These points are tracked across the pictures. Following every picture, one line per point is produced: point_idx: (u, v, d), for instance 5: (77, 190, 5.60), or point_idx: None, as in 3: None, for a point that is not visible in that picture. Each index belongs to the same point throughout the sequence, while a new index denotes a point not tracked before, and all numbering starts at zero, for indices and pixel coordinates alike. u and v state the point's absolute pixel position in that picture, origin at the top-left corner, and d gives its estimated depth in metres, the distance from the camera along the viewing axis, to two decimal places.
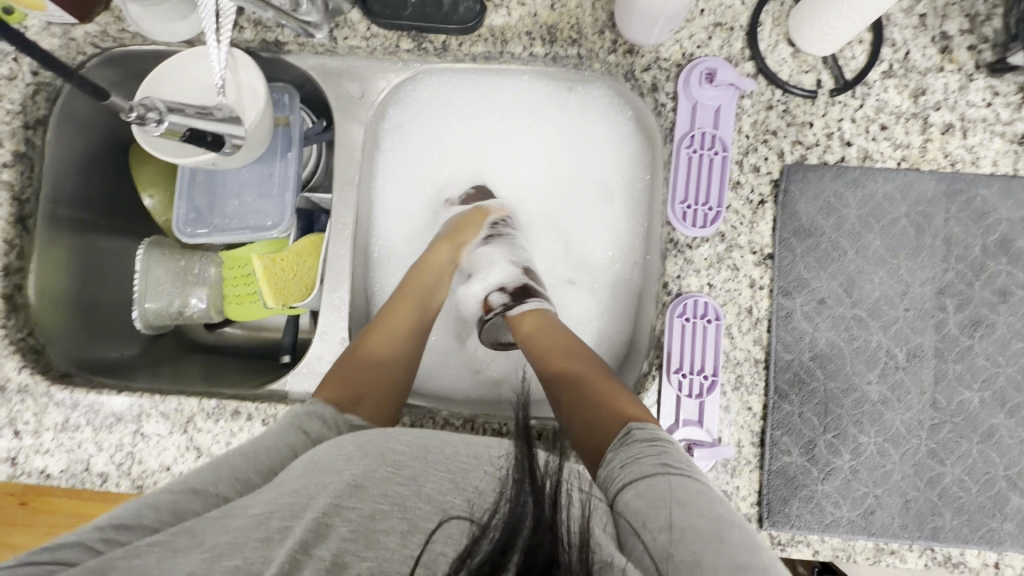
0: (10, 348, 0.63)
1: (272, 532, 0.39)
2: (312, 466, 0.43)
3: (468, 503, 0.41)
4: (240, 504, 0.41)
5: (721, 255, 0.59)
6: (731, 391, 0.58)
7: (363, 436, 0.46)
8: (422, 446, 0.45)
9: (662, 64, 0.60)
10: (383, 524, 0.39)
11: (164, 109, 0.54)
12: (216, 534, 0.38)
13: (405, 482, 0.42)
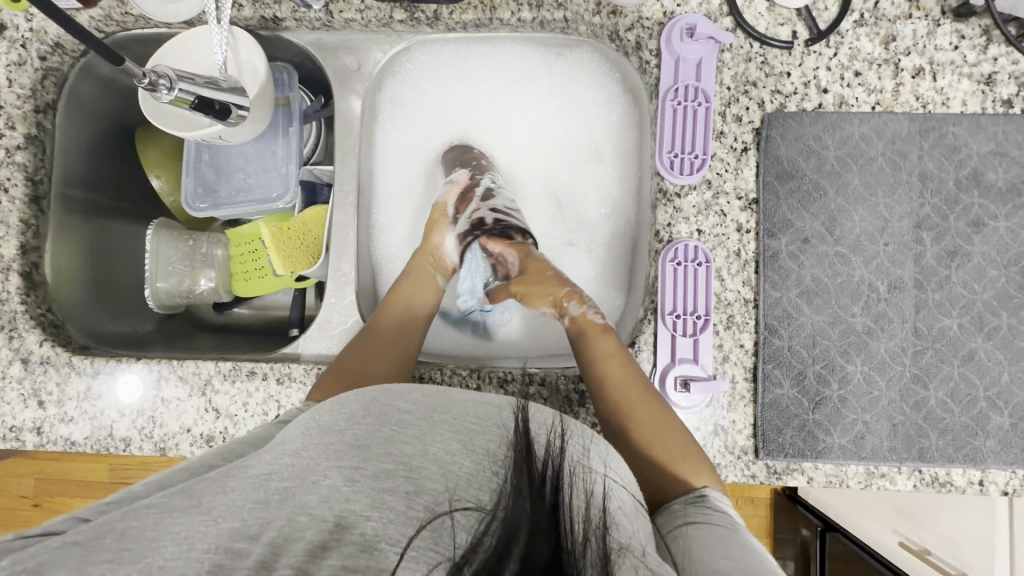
0: (31, 322, 0.65)
1: (270, 495, 0.36)
2: (313, 425, 0.40)
3: (478, 467, 0.37)
4: (240, 466, 0.39)
5: (708, 202, 0.62)
6: (723, 330, 0.61)
7: (365, 393, 0.42)
8: (430, 406, 0.41)
9: (644, 24, 0.62)
10: (389, 483, 0.35)
11: (174, 78, 0.57)
12: (213, 494, 0.36)
13: (411, 441, 0.37)
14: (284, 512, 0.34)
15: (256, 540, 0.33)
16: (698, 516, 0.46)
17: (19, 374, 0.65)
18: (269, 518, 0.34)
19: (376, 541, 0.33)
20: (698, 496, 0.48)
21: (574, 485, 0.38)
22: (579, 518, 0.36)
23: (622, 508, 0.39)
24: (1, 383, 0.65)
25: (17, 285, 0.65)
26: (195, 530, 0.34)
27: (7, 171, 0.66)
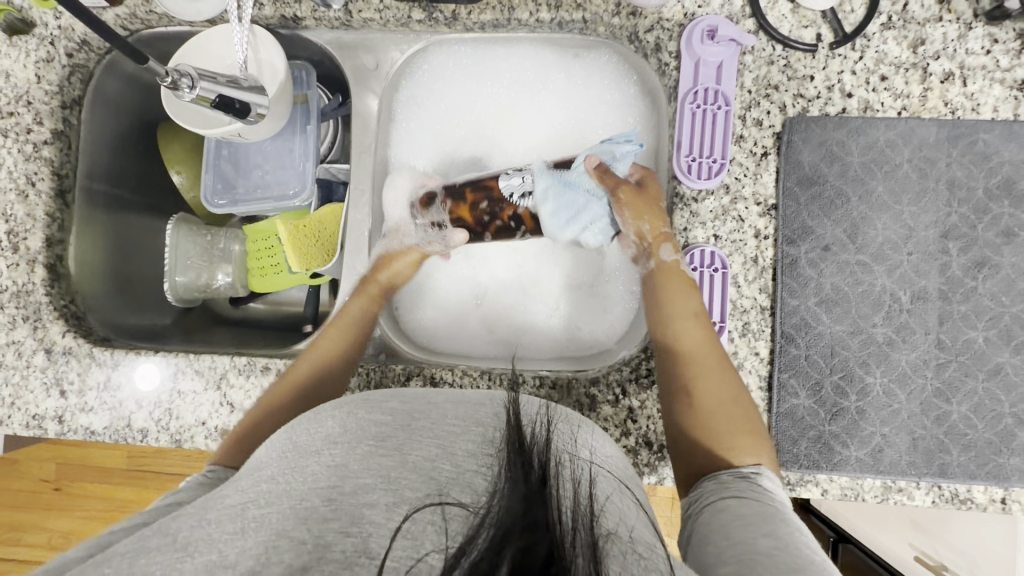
0: (55, 314, 0.67)
1: (247, 522, 0.35)
2: (290, 445, 0.41)
3: (457, 470, 0.38)
4: (217, 497, 0.39)
5: (726, 207, 0.61)
6: (738, 338, 0.60)
7: (343, 407, 0.43)
8: (408, 414, 0.43)
9: (665, 25, 0.62)
10: (369, 498, 0.36)
11: (195, 76, 0.58)
12: (189, 529, 0.36)
13: (389, 454, 0.38)
14: (262, 536, 0.34)
15: (233, 568, 0.33)
16: (745, 492, 0.45)
17: (43, 364, 0.66)
18: (245, 545, 0.34)
19: (358, 556, 0.33)
20: (750, 472, 0.47)
21: (562, 479, 0.38)
22: (566, 510, 0.35)
23: (608, 495, 0.39)
24: (25, 372, 0.66)
25: (42, 278, 0.67)
26: (173, 567, 0.33)
27: (34, 166, 0.67)
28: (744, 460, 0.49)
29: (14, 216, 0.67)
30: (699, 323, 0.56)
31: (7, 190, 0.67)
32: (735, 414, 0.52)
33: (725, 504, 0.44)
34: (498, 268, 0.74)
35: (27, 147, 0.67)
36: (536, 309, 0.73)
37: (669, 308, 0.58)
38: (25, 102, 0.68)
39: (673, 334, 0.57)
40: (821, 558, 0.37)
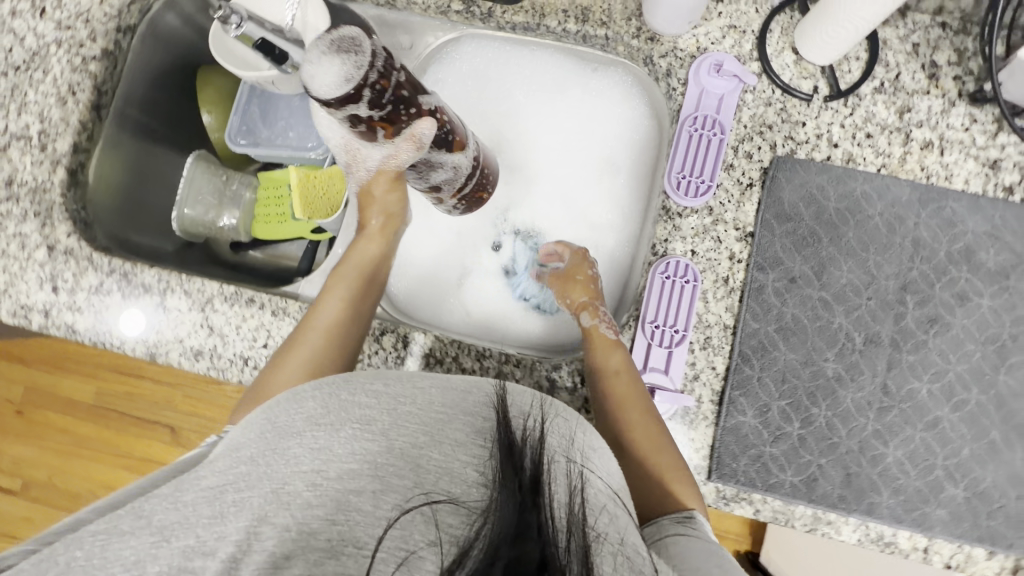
0: (65, 214, 0.70)
1: (225, 507, 0.37)
2: (269, 427, 0.42)
3: (446, 459, 0.40)
4: (192, 478, 0.40)
5: (707, 226, 0.65)
6: (698, 349, 0.63)
7: (323, 388, 0.44)
8: (391, 399, 0.43)
9: (678, 54, 0.67)
10: (356, 484, 0.38)
11: (245, 16, 0.63)
12: (163, 511, 0.37)
13: (375, 439, 0.40)
14: (240, 521, 0.36)
15: (211, 556, 0.35)
16: (683, 529, 0.49)
17: (43, 259, 0.70)
18: (225, 530, 0.36)
19: (343, 545, 0.36)
20: (688, 515, 0.51)
21: (557, 477, 0.41)
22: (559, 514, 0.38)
23: (601, 492, 0.42)
24: (24, 263, 0.69)
25: (62, 180, 0.71)
26: (145, 554, 0.35)
27: (77, 77, 0.72)
28: (687, 504, 0.53)
29: (49, 119, 0.72)
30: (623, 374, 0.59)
31: (49, 94, 0.72)
32: (670, 464, 0.56)
33: (670, 539, 0.47)
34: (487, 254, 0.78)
35: (76, 59, 0.72)
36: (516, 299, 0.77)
37: (596, 367, 0.61)
38: (83, 19, 0.73)
39: (605, 389, 0.59)
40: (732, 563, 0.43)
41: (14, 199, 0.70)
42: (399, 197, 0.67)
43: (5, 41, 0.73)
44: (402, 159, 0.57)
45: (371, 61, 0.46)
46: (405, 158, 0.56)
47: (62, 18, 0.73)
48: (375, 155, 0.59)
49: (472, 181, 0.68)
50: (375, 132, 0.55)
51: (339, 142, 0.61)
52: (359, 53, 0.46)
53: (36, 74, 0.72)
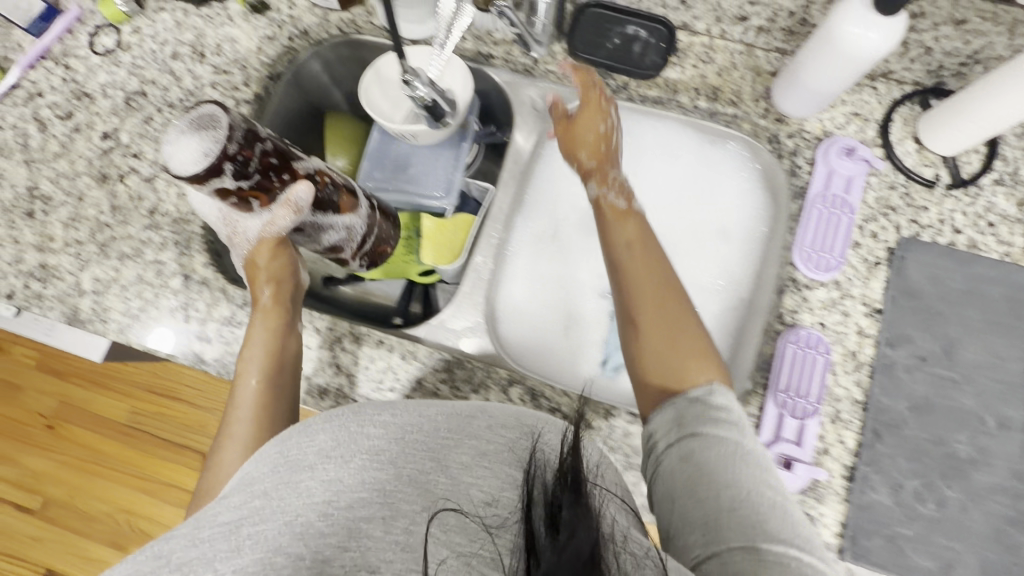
0: (202, 246, 0.72)
1: (241, 541, 0.36)
2: (282, 460, 0.41)
3: (452, 483, 0.39)
4: (208, 514, 0.39)
5: (835, 300, 0.66)
6: (830, 423, 0.63)
7: (386, 413, 0.45)
8: (449, 428, 0.43)
9: (805, 135, 0.72)
10: (365, 512, 0.37)
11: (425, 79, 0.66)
12: (184, 550, 0.36)
13: (383, 467, 0.40)
14: (259, 553, 0.35)
15: None
16: (700, 424, 0.49)
17: (177, 287, 0.71)
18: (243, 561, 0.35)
19: (358, 571, 0.34)
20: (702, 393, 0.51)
21: (541, 486, 0.39)
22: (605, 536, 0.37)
23: (620, 514, 0.41)
24: (159, 290, 0.71)
25: None
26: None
27: None
28: (699, 381, 0.53)
29: None
30: (648, 274, 0.60)
31: None
32: (698, 374, 0.54)
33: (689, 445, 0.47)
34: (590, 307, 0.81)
35: (230, 101, 0.77)
36: (614, 352, 0.80)
37: (610, 235, 0.65)
38: (240, 65, 0.78)
39: (621, 273, 0.61)
40: (749, 484, 0.44)
41: (156, 228, 0.73)
42: (278, 258, 0.66)
43: (164, 80, 0.78)
44: (279, 224, 0.61)
45: (227, 135, 0.51)
46: (283, 220, 0.61)
47: (221, 63, 0.78)
48: (252, 225, 0.63)
49: (371, 238, 0.71)
50: (251, 202, 0.60)
51: (217, 216, 0.65)
52: (220, 127, 0.52)
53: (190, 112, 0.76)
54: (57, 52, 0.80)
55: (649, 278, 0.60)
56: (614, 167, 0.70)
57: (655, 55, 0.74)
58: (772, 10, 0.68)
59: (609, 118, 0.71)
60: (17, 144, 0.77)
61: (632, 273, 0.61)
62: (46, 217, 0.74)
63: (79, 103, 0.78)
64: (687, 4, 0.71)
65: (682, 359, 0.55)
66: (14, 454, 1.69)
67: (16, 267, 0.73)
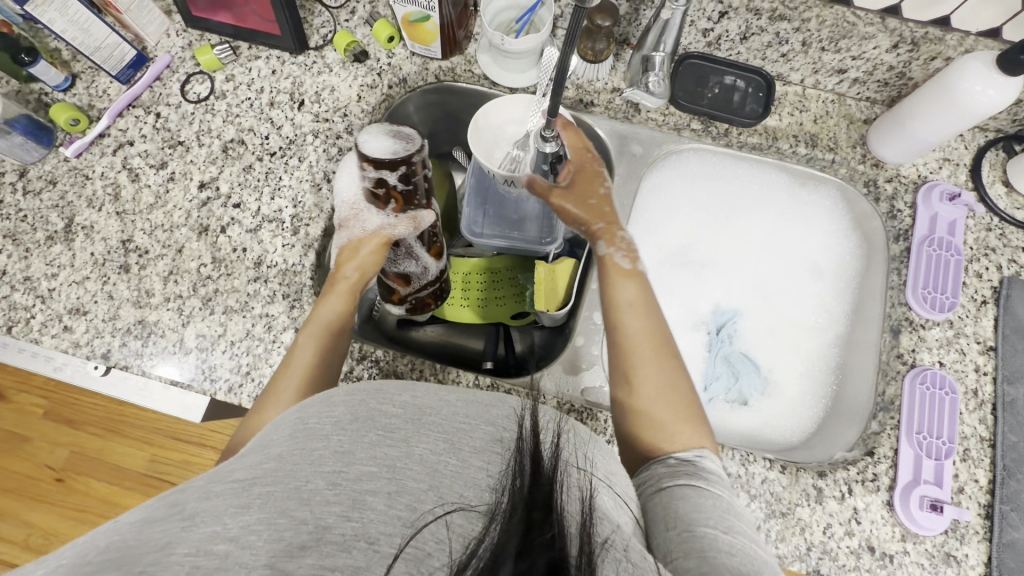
0: (313, 295, 0.70)
1: (304, 540, 0.36)
2: (301, 428, 0.43)
3: (462, 465, 0.41)
4: (224, 471, 0.42)
5: (950, 338, 0.69)
6: (960, 461, 0.64)
7: (357, 393, 0.46)
8: (418, 408, 0.45)
9: (902, 179, 0.75)
10: (371, 485, 0.39)
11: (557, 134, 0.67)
12: (197, 502, 0.39)
13: (396, 445, 0.41)
14: (264, 512, 0.37)
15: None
16: (689, 470, 0.49)
17: (290, 342, 0.68)
18: (246, 521, 0.37)
19: (356, 540, 0.36)
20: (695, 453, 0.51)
21: (568, 487, 0.41)
22: (572, 521, 0.38)
23: (609, 509, 0.42)
24: (270, 345, 0.68)
25: (312, 262, 0.71)
26: (175, 537, 0.37)
27: (334, 165, 0.75)
28: (688, 444, 0.52)
29: (303, 203, 0.74)
30: (672, 390, 0.57)
31: (304, 180, 0.75)
32: (687, 438, 0.53)
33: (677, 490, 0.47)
34: (685, 342, 0.82)
35: (333, 149, 0.76)
36: (717, 387, 0.79)
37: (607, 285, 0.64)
38: (342, 113, 0.77)
39: (610, 316, 0.62)
40: (765, 554, 0.43)
41: (263, 280, 0.70)
42: (378, 256, 0.63)
43: (263, 129, 0.77)
44: (399, 229, 0.62)
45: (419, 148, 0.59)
46: (402, 230, 0.62)
47: (321, 111, 0.77)
48: (376, 220, 0.63)
49: (427, 289, 0.74)
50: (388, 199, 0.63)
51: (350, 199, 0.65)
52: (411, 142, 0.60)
53: (292, 160, 0.75)
54: (146, 99, 0.78)
55: (656, 345, 0.59)
56: (623, 229, 0.68)
57: (755, 103, 0.77)
58: (872, 64, 0.71)
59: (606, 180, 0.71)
60: (108, 196, 0.74)
61: (655, 383, 0.57)
62: (142, 271, 0.71)
63: (172, 152, 0.76)
64: (788, 57, 0.74)
65: (668, 414, 0.55)
66: (13, 509, 1.52)
67: (111, 324, 0.69)
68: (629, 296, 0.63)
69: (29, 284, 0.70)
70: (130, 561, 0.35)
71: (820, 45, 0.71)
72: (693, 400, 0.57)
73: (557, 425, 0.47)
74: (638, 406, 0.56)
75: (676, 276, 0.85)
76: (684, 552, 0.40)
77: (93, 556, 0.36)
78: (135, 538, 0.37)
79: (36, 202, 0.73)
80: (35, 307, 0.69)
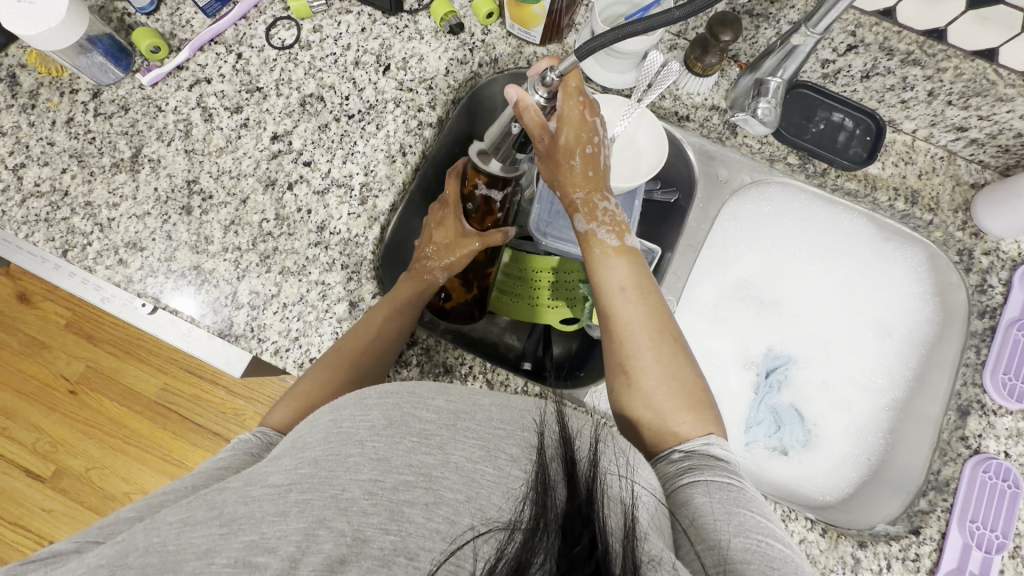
0: (372, 273, 0.68)
1: (348, 551, 0.34)
2: (337, 428, 0.40)
3: (501, 474, 0.38)
4: (260, 472, 0.40)
5: (1021, 430, 0.66)
6: (1008, 558, 0.62)
7: (388, 397, 0.42)
8: (452, 412, 0.41)
9: (1001, 254, 0.71)
10: (409, 495, 0.36)
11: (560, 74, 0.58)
12: (235, 505, 0.37)
13: (431, 452, 0.39)
14: (301, 522, 0.35)
15: None
16: (698, 464, 0.46)
17: (342, 314, 0.66)
18: (286, 528, 0.35)
19: (398, 555, 0.34)
20: (701, 442, 0.48)
21: (610, 499, 0.38)
22: (614, 534, 0.36)
23: (650, 523, 0.39)
24: (322, 315, 0.66)
25: (376, 236, 0.69)
26: (215, 544, 0.35)
27: (411, 139, 0.73)
28: (693, 433, 0.49)
29: (374, 173, 0.71)
30: (673, 378, 0.53)
31: (379, 149, 0.72)
32: (692, 427, 0.50)
33: (686, 490, 0.44)
34: (733, 381, 0.80)
35: (412, 122, 0.73)
36: (759, 431, 0.77)
37: (598, 269, 0.63)
38: (427, 85, 0.74)
39: (603, 298, 0.60)
40: (788, 552, 0.40)
41: (323, 246, 0.68)
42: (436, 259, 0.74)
43: (344, 88, 0.73)
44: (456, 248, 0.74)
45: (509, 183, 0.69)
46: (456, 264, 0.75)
47: (406, 79, 0.74)
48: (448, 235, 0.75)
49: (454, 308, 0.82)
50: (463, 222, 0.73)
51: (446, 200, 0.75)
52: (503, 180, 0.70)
53: (370, 127, 0.72)
54: (230, 37, 0.74)
55: (648, 329, 0.57)
56: (604, 198, 0.66)
57: (859, 147, 0.72)
58: (999, 128, 0.66)
59: (597, 135, 0.64)
60: (178, 131, 0.71)
61: (655, 372, 0.54)
62: (204, 216, 0.69)
63: (249, 97, 0.73)
64: (908, 104, 0.69)
65: (666, 403, 0.52)
66: (25, 412, 1.52)
67: (167, 265, 0.67)
68: (620, 278, 0.61)
69: (89, 210, 0.69)
70: (172, 568, 0.34)
71: (948, 98, 0.66)
72: (698, 387, 0.54)
73: (594, 431, 0.44)
74: (636, 396, 0.53)
75: (736, 311, 0.82)
76: (718, 560, 0.38)
77: (133, 559, 0.35)
78: (176, 541, 0.35)
79: (106, 125, 0.71)
80: (92, 234, 0.68)
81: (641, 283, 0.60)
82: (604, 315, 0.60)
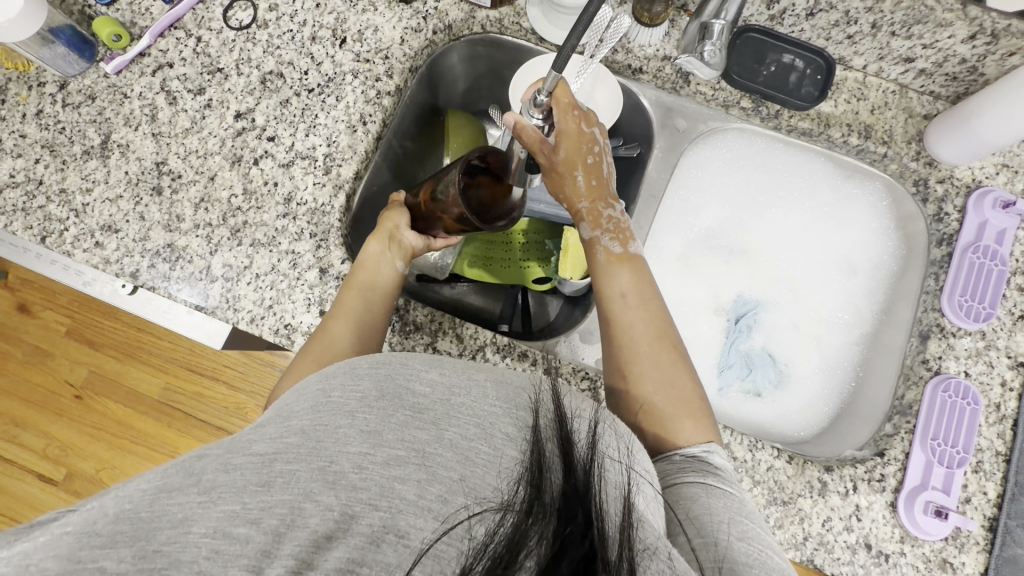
0: (340, 240, 0.70)
1: (274, 477, 0.35)
2: (324, 400, 0.38)
3: (495, 454, 0.36)
4: (242, 441, 0.38)
5: (980, 349, 0.67)
6: (970, 473, 0.64)
7: (382, 370, 0.41)
8: (446, 388, 0.40)
9: (955, 182, 0.72)
10: (401, 472, 0.35)
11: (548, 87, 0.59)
12: (214, 473, 0.35)
13: (425, 427, 0.37)
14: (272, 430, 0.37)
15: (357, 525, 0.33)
16: (701, 473, 0.47)
17: (313, 281, 0.68)
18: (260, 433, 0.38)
19: (385, 532, 0.33)
20: (701, 450, 0.49)
21: (608, 483, 0.36)
22: (611, 524, 0.33)
23: (649, 513, 0.37)
24: (294, 282, 0.68)
25: (341, 204, 0.71)
26: (192, 513, 0.33)
27: (370, 109, 0.74)
28: (693, 439, 0.51)
29: (336, 144, 0.73)
30: (675, 384, 0.55)
31: (339, 120, 0.74)
32: (693, 433, 0.52)
33: (687, 492, 0.45)
34: (704, 328, 0.81)
35: (371, 91, 0.75)
36: (735, 377, 0.79)
37: (599, 275, 0.63)
38: (383, 55, 0.76)
39: (605, 302, 0.61)
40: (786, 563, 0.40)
41: (291, 217, 0.71)
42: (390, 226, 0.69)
43: (303, 63, 0.75)
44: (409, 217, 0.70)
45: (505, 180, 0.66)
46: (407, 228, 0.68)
47: (362, 51, 0.76)
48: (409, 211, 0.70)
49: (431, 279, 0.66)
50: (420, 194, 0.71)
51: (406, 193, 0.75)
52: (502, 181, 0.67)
53: (330, 99, 0.74)
54: (189, 21, 0.76)
55: (652, 335, 0.57)
56: (609, 204, 0.66)
57: (811, 86, 0.73)
58: (943, 55, 0.67)
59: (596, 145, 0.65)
60: (144, 116, 0.73)
61: (657, 376, 0.55)
62: (174, 195, 0.71)
63: (211, 78, 0.75)
64: (854, 39, 0.70)
65: (666, 408, 0.53)
66: (36, 419, 1.56)
67: (141, 245, 0.70)
68: (623, 286, 0.61)
69: (64, 197, 0.71)
70: (145, 535, 0.33)
71: (891, 29, 0.67)
72: (696, 394, 0.55)
73: (594, 414, 0.41)
74: (635, 398, 0.55)
75: (704, 260, 0.83)
76: (713, 555, 0.38)
77: (100, 526, 0.33)
78: (149, 508, 0.34)
79: (75, 115, 0.73)
80: (69, 220, 0.70)
81: (644, 290, 0.61)
82: (605, 323, 0.60)
